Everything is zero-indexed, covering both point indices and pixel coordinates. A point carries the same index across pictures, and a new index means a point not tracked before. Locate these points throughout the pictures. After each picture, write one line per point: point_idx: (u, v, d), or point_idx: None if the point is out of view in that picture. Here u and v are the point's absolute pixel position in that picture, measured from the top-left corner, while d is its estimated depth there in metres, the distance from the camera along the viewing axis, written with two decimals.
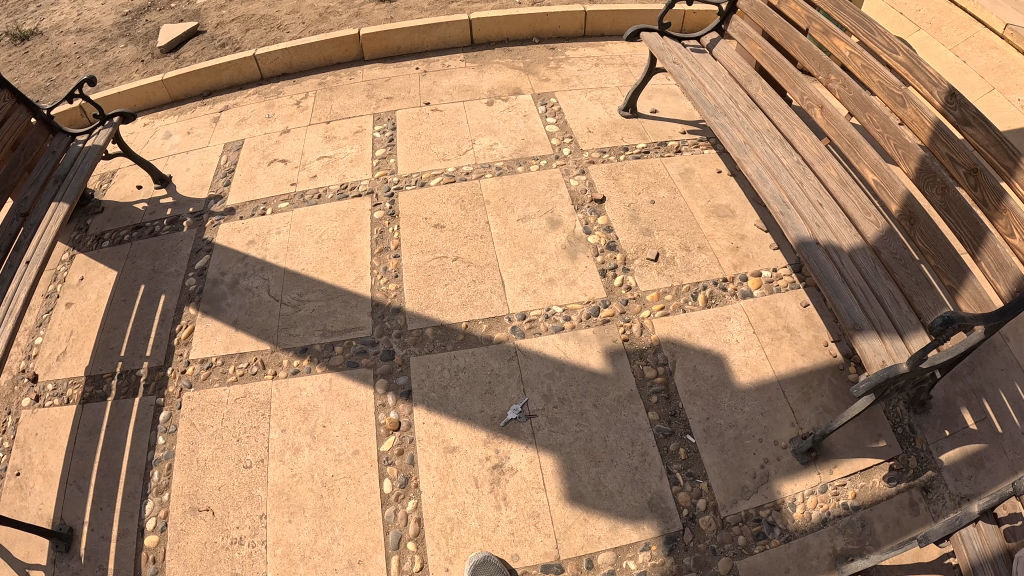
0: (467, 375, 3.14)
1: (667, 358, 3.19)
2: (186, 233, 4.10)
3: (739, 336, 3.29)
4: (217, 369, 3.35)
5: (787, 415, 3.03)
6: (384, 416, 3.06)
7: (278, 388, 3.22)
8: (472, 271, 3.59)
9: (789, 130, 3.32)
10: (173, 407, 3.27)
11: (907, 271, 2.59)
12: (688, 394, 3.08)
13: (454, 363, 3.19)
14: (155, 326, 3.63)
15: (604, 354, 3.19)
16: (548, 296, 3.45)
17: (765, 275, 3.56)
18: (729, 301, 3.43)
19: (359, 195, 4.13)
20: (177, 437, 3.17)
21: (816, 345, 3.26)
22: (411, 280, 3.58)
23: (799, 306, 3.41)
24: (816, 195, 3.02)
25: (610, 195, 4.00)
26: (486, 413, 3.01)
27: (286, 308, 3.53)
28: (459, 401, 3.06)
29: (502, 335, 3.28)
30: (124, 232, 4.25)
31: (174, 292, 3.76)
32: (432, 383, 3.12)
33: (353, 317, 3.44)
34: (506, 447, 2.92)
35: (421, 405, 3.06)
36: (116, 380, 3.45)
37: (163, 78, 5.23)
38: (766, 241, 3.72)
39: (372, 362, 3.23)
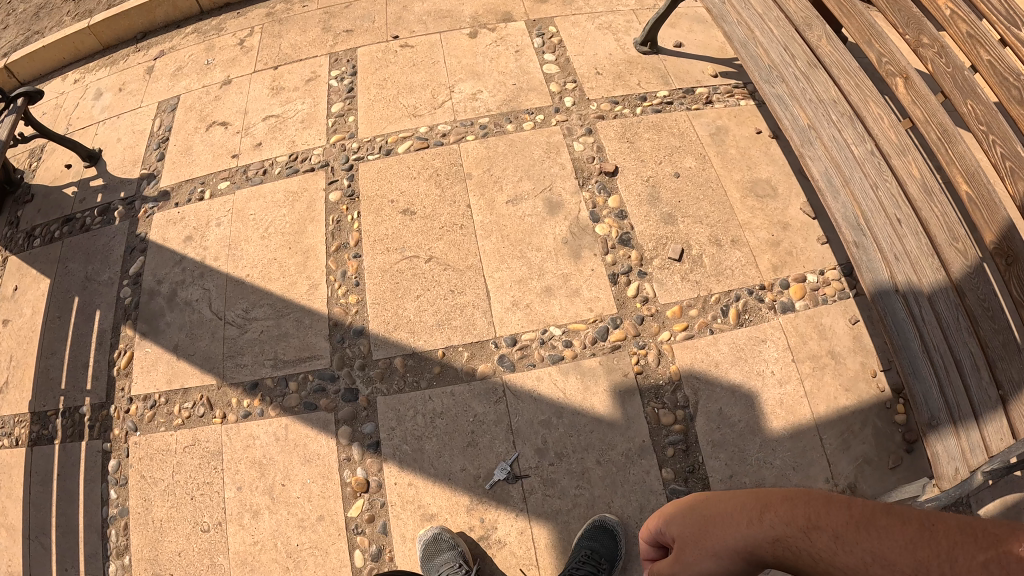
0: (444, 422, 2.59)
1: (687, 399, 2.65)
2: (119, 226, 3.69)
3: (774, 366, 2.71)
4: (162, 410, 3.02)
5: (821, 470, 2.50)
6: (350, 474, 2.59)
7: (229, 436, 2.83)
8: (449, 276, 2.84)
9: (861, 104, 2.48)
10: (121, 454, 2.97)
11: (997, 325, 1.91)
12: (709, 445, 2.57)
13: (429, 407, 2.61)
14: (93, 351, 3.30)
15: (612, 395, 2.61)
16: (540, 314, 2.76)
17: (809, 280, 2.91)
18: (766, 318, 2.83)
19: (312, 169, 3.39)
20: (129, 492, 2.86)
21: (862, 377, 2.67)
22: (377, 292, 2.84)
23: (847, 323, 2.78)
24: (894, 206, 2.25)
25: (623, 165, 3.20)
26: (468, 473, 2.51)
27: (230, 328, 3.08)
28: (436, 456, 2.54)
29: (487, 369, 2.64)
30: (54, 226, 3.84)
31: (109, 306, 3.41)
32: (406, 434, 2.59)
33: (307, 342, 2.83)
34: (492, 515, 2.45)
35: (392, 460, 2.56)
36: (60, 420, 3.16)
37: (89, 23, 4.44)
38: (812, 232, 3.03)
39: (330, 402, 2.70)
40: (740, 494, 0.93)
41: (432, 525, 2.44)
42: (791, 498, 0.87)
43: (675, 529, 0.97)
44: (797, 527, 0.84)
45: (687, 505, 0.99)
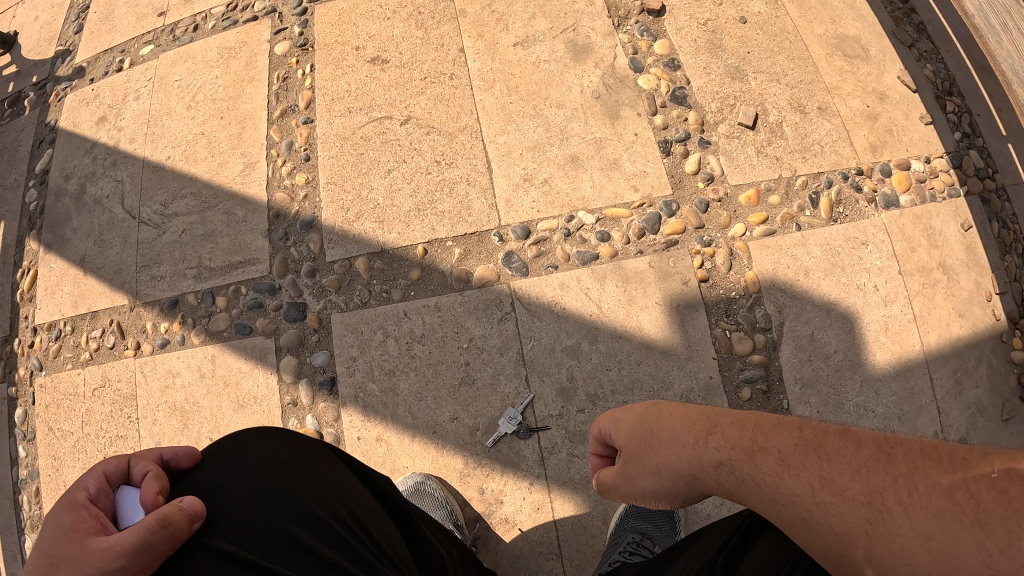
0: (424, 350, 1.66)
1: (769, 317, 1.89)
2: (28, 116, 2.87)
3: (878, 281, 1.94)
4: (70, 341, 2.28)
5: (930, 422, 1.81)
6: (298, 424, 1.74)
7: (144, 372, 2.10)
8: (436, 144, 1.88)
9: None
10: (28, 402, 2.25)
11: None
12: (797, 384, 1.85)
13: (400, 328, 1.67)
14: None
15: (667, 311, 1.73)
16: (562, 193, 1.79)
17: (913, 169, 2.10)
18: (865, 215, 2.03)
19: (254, 19, 2.51)
20: (38, 449, 2.17)
21: (978, 299, 1.94)
22: (331, 169, 1.92)
23: (957, 230, 2.02)
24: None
25: (673, 5, 2.29)
26: (461, 424, 1.62)
27: (146, 230, 2.27)
28: (414, 399, 1.64)
29: (485, 272, 1.68)
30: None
31: (13, 216, 2.63)
32: (372, 365, 1.68)
33: (239, 240, 1.97)
34: (495, 484, 1.60)
35: (351, 405, 1.67)
36: None
37: None
38: (913, 110, 2.18)
39: (269, 322, 1.83)
40: (690, 409, 0.90)
41: (415, 473, 1.59)
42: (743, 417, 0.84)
43: (622, 435, 0.94)
44: (743, 448, 0.81)
45: (635, 412, 0.95)
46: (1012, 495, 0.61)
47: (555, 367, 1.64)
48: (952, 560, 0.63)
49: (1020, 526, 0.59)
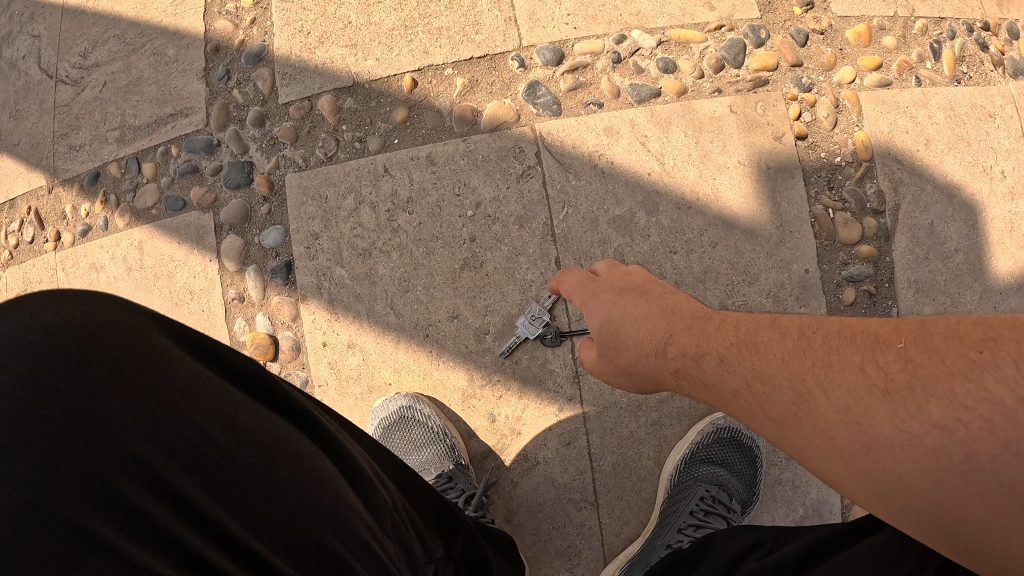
0: (410, 220, 1.15)
1: (883, 196, 1.38)
2: None
3: (1007, 167, 1.43)
4: None
5: None
6: (245, 325, 1.25)
7: (64, 265, 1.61)
8: None
9: None
10: None
11: None
12: (909, 288, 1.36)
13: (379, 191, 1.17)
14: None
15: (757, 174, 1.22)
16: (608, 5, 1.24)
17: None
18: (993, 79, 1.49)
19: None
20: None
21: None
22: None
23: None
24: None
25: None
26: (463, 324, 1.12)
27: (63, 90, 1.68)
28: (396, 287, 1.15)
29: (502, 110, 1.17)
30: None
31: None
32: (339, 243, 1.19)
33: (169, 85, 1.45)
34: (509, 408, 1.12)
35: (312, 297, 1.20)
36: None
37: None
38: None
39: (206, 192, 1.37)
40: (651, 306, 0.87)
41: (409, 394, 1.12)
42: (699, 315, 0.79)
43: (599, 327, 0.91)
44: (685, 347, 0.76)
45: (607, 304, 0.92)
46: (918, 362, 0.57)
47: (600, 246, 1.12)
48: (865, 426, 0.58)
49: (919, 392, 0.56)
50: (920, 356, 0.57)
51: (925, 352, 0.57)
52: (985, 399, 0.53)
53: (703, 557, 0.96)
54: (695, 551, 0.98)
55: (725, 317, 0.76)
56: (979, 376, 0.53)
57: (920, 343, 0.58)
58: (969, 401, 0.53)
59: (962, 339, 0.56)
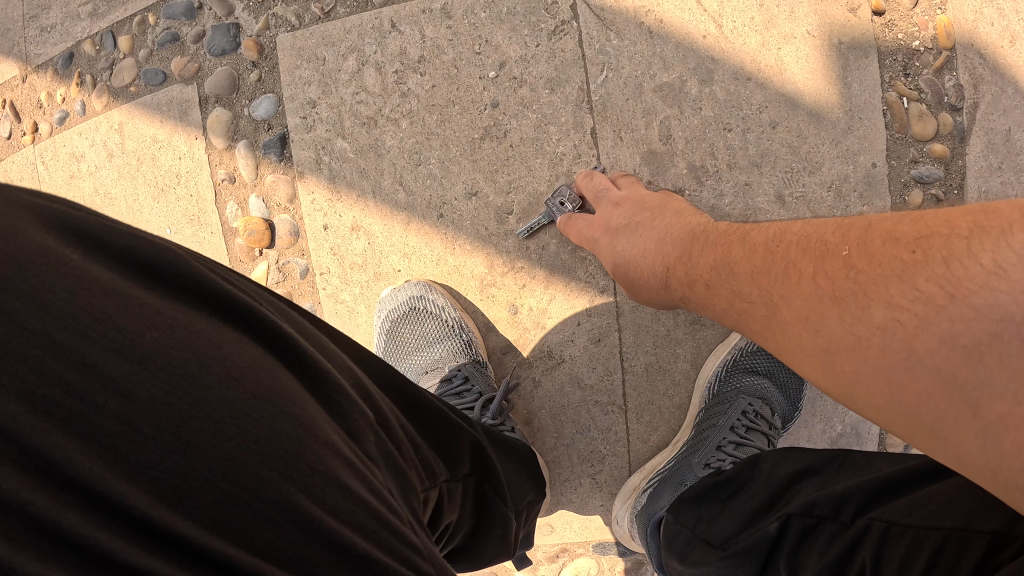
0: (422, 84, 1.01)
1: (962, 90, 1.19)
2: None
3: None
4: None
5: None
6: (235, 210, 1.11)
7: (44, 163, 1.44)
8: None
9: None
10: None
11: None
12: (977, 199, 1.20)
13: (387, 49, 1.02)
14: None
15: (828, 48, 1.02)
16: None
17: None
18: None
19: None
20: None
21: None
22: None
23: None
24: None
25: None
26: (484, 205, 1.00)
27: None
28: (409, 161, 1.01)
29: None
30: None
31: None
32: (340, 111, 1.04)
33: None
34: (533, 298, 1.01)
35: (311, 173, 1.05)
36: None
37: None
38: None
39: (188, 60, 1.14)
40: (650, 237, 0.87)
41: (421, 283, 1.00)
42: (691, 238, 0.83)
43: (613, 271, 0.93)
44: (682, 277, 0.81)
45: (607, 251, 0.92)
46: (859, 267, 0.61)
47: (643, 116, 0.99)
48: (819, 330, 0.61)
49: (860, 293, 0.60)
50: (861, 263, 0.61)
51: (866, 258, 0.61)
52: (918, 298, 0.56)
53: (748, 480, 0.83)
54: (739, 473, 0.85)
55: (711, 239, 0.80)
56: (911, 278, 0.57)
57: (861, 248, 0.62)
58: (904, 302, 0.57)
59: (897, 242, 0.60)
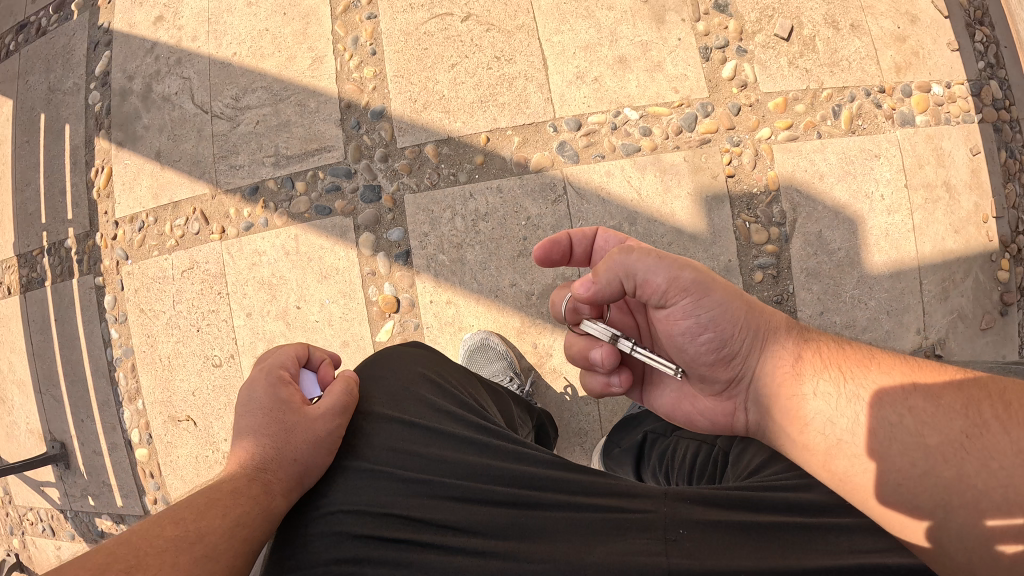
0: (488, 226, 1.97)
1: (784, 213, 2.12)
2: (77, 20, 3.06)
3: (887, 190, 2.17)
4: (153, 231, 2.41)
5: (915, 318, 2.12)
6: (377, 291, 2.00)
7: (229, 254, 2.17)
8: (494, 40, 2.05)
9: None
10: (116, 287, 2.49)
11: None
12: (803, 273, 2.12)
13: (470, 208, 1.98)
14: (69, 175, 2.93)
15: (696, 200, 2.02)
16: (611, 91, 2.03)
17: (935, 91, 2.25)
18: (882, 131, 2.20)
19: None
20: (132, 330, 2.46)
21: (974, 219, 2.19)
22: (396, 57, 2.07)
23: (969, 153, 2.22)
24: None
25: None
26: (518, 290, 1.95)
27: (220, 124, 2.22)
28: (479, 267, 1.96)
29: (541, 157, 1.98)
30: (7, 36, 3.39)
31: (79, 118, 2.95)
32: (443, 240, 1.98)
33: (313, 129, 2.10)
34: (548, 340, 1.95)
35: (426, 274, 1.98)
36: (49, 259, 2.94)
37: None
38: (945, 31, 2.29)
39: (347, 203, 2.03)
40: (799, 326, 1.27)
41: (482, 331, 1.92)
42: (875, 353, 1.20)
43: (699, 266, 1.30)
44: (872, 375, 1.15)
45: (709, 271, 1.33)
46: None
47: None
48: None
49: None
50: None
51: None
52: None
53: (640, 418, 1.73)
54: (635, 418, 1.74)
55: (898, 358, 1.17)
56: None
57: None
58: None
59: None
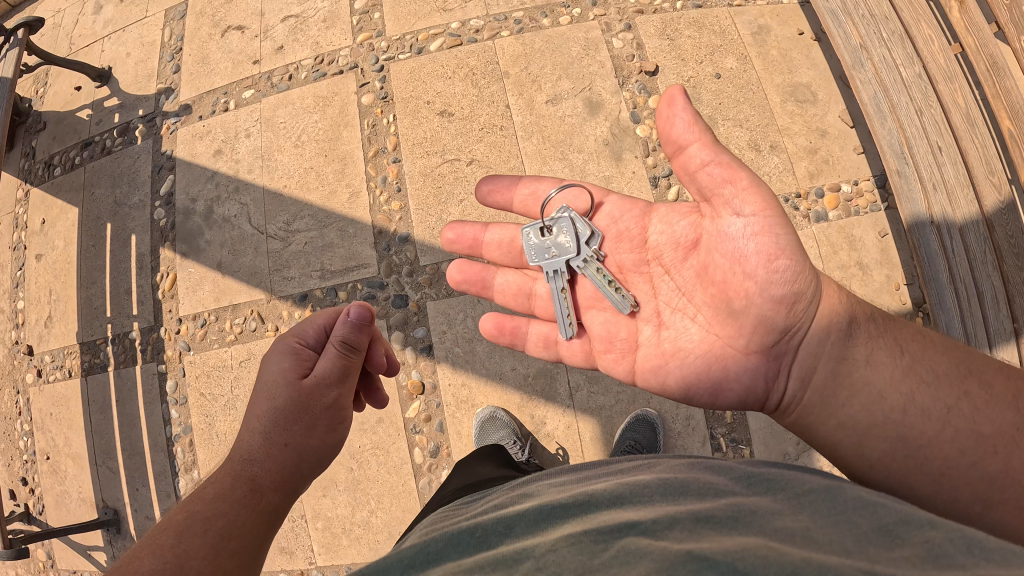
0: None
1: None
2: (142, 145, 3.77)
3: None
4: (213, 327, 2.99)
5: None
6: (406, 377, 2.70)
7: None
8: (492, 180, 2.88)
9: (913, 26, 2.76)
10: (178, 374, 3.01)
11: (1017, 261, 2.41)
12: None
13: (478, 311, 2.73)
14: (135, 277, 3.52)
15: None
16: None
17: (844, 190, 2.90)
18: (799, 226, 2.85)
19: (339, 72, 3.29)
20: (191, 411, 2.96)
21: (887, 289, 2.75)
22: (416, 196, 2.92)
23: (877, 237, 2.81)
24: (936, 133, 2.60)
25: (664, 65, 3.06)
26: (518, 372, 2.66)
27: (273, 242, 3.01)
28: (486, 357, 2.68)
29: None
30: (73, 151, 4.02)
31: (144, 229, 3.58)
32: (456, 336, 2.72)
33: (354, 251, 2.91)
34: (541, 411, 2.62)
35: (444, 363, 2.69)
36: (112, 347, 3.47)
37: None
38: (851, 141, 2.96)
39: (380, 309, 2.80)
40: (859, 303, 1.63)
41: (490, 407, 2.60)
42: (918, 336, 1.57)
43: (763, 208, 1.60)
44: (907, 350, 1.53)
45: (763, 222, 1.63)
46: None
47: None
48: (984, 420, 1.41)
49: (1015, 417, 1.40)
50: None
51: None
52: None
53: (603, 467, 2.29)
54: None
55: (935, 343, 1.56)
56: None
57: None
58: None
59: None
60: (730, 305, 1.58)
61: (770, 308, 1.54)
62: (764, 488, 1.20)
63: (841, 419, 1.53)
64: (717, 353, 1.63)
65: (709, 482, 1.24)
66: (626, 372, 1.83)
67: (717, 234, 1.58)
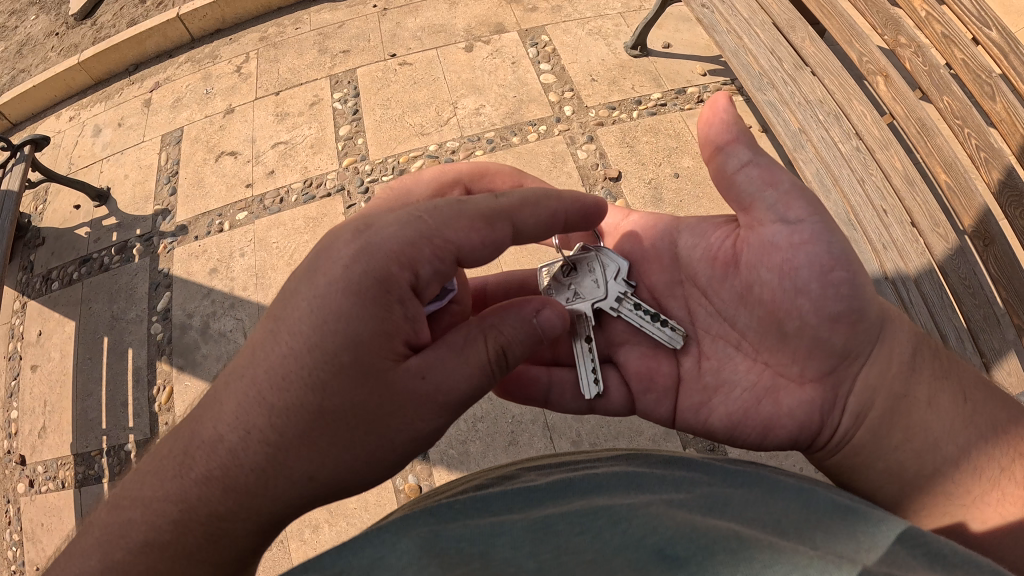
0: (484, 424, 2.90)
1: None
2: (139, 263, 3.98)
3: None
4: None
5: None
6: (403, 480, 2.83)
7: None
8: None
9: (846, 105, 3.13)
10: None
11: (976, 300, 2.55)
12: None
13: (469, 414, 2.93)
14: (131, 389, 3.60)
15: None
16: None
17: None
18: None
19: (328, 195, 3.77)
20: None
21: None
22: None
23: None
24: (880, 198, 2.84)
25: (626, 169, 3.46)
26: None
27: None
28: (480, 456, 2.84)
29: None
30: (71, 267, 4.18)
31: (141, 343, 3.71)
32: (450, 439, 2.88)
33: None
34: None
35: (440, 465, 2.84)
36: (106, 459, 3.46)
37: (81, 61, 4.93)
38: None
39: None
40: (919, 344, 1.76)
41: None
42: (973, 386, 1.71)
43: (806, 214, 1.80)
44: (962, 396, 1.67)
45: None
46: None
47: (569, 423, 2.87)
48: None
49: None
50: None
51: None
52: None
53: None
54: None
55: (991, 395, 1.70)
56: None
57: None
58: None
59: None
60: (782, 326, 1.72)
61: (826, 326, 1.68)
62: (740, 482, 1.36)
63: (891, 460, 1.69)
64: (768, 386, 1.75)
65: (688, 476, 1.38)
66: (668, 413, 1.88)
67: (762, 249, 1.74)
